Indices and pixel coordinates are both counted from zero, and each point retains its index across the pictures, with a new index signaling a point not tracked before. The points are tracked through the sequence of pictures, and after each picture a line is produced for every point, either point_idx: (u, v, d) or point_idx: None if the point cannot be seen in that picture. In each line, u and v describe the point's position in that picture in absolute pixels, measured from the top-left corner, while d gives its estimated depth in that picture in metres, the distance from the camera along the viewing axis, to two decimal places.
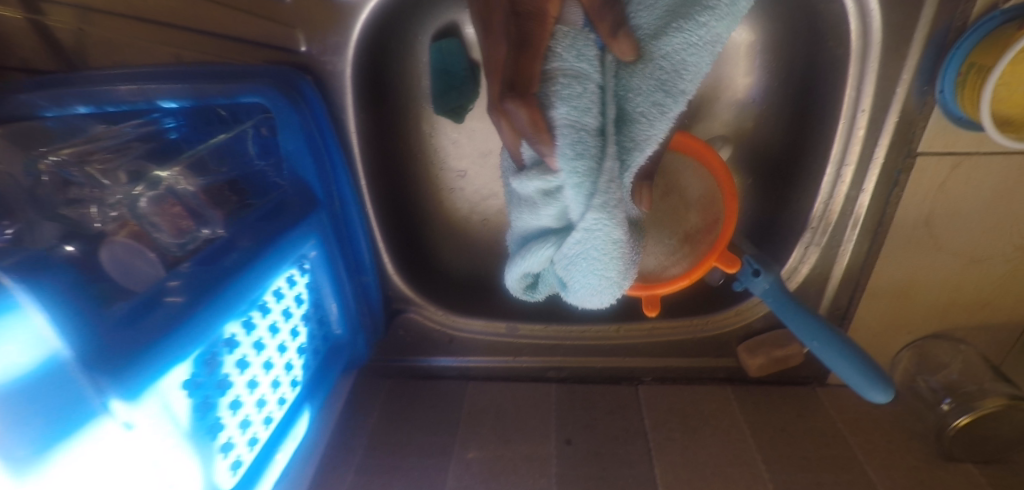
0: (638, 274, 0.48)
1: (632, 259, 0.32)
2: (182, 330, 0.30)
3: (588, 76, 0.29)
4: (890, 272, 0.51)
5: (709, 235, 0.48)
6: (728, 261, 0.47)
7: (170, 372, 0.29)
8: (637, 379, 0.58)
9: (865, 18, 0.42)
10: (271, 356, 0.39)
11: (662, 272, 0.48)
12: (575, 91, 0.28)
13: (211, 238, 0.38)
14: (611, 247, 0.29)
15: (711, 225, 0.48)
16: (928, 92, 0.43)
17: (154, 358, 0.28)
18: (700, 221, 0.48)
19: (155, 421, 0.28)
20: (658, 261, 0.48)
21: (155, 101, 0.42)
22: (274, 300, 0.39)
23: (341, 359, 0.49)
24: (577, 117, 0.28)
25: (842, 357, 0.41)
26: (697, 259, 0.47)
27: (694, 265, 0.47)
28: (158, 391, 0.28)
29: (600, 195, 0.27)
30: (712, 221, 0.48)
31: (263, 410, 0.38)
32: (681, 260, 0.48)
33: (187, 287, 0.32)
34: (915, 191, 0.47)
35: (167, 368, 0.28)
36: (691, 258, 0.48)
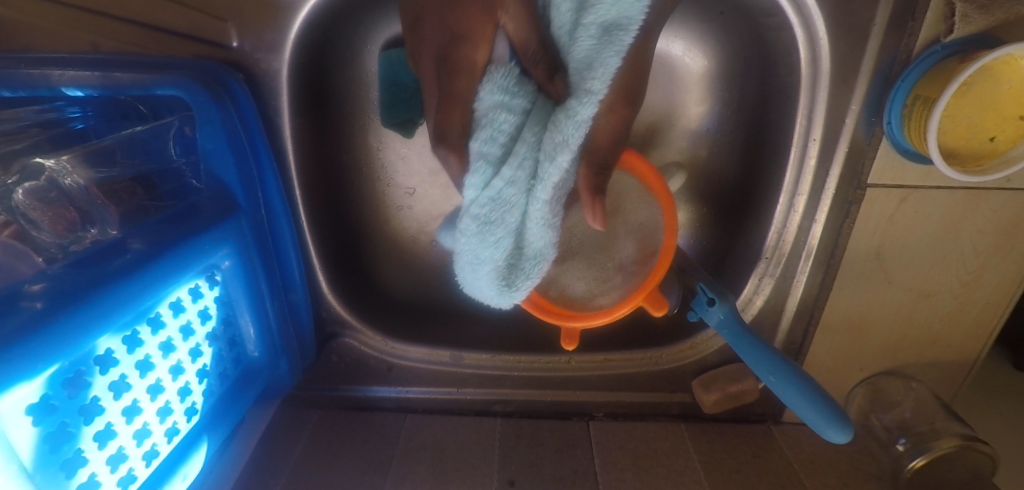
0: (565, 299, 0.45)
1: (507, 278, 0.34)
2: (34, 339, 0.24)
3: (509, 105, 0.29)
4: (843, 305, 0.50)
5: (644, 267, 0.44)
6: (658, 303, 0.45)
7: (7, 392, 0.22)
8: (588, 415, 0.54)
9: (814, 46, 0.42)
10: (162, 379, 0.32)
11: (589, 301, 0.45)
12: (487, 123, 0.29)
13: (99, 240, 0.34)
14: (478, 261, 0.32)
15: (646, 257, 0.44)
16: (876, 124, 0.44)
17: None
18: (635, 252, 0.44)
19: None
20: (587, 288, 0.45)
21: (56, 89, 0.36)
22: (170, 314, 0.33)
23: (254, 387, 0.43)
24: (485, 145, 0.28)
25: (801, 393, 0.38)
26: (630, 290, 0.44)
27: (627, 297, 0.44)
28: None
29: (471, 214, 0.29)
30: (648, 254, 0.44)
31: (145, 443, 0.31)
32: (613, 290, 0.45)
33: (52, 292, 0.27)
34: (866, 222, 0.47)
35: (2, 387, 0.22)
36: (623, 289, 0.45)
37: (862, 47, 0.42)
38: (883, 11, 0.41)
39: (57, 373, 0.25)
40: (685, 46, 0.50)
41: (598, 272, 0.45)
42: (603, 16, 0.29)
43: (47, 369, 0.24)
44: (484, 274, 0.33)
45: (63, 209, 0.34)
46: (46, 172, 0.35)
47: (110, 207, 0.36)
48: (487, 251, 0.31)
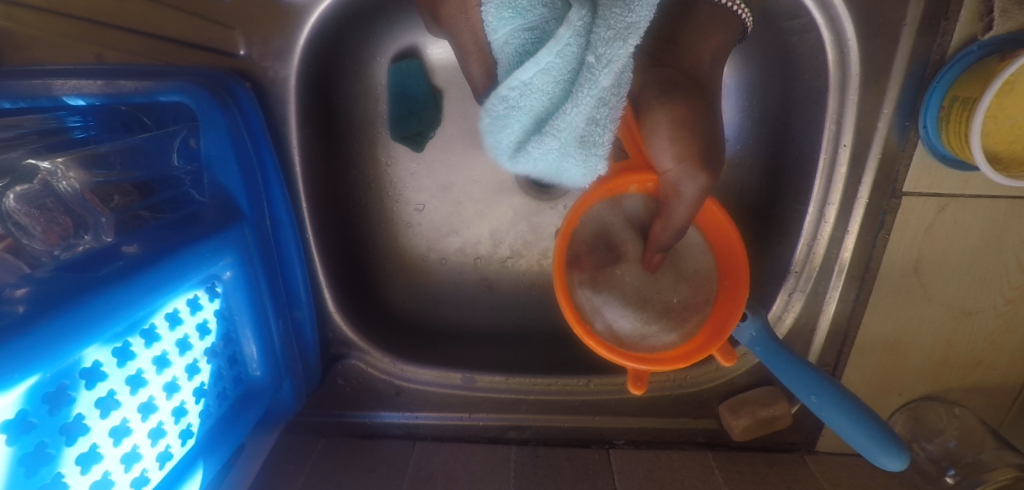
0: (614, 335, 0.43)
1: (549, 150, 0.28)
2: (12, 346, 0.22)
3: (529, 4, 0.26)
4: (880, 323, 0.47)
5: (698, 313, 0.43)
6: (727, 352, 0.41)
7: None
8: (608, 442, 0.51)
9: (842, 48, 0.41)
10: (154, 397, 0.29)
11: (640, 341, 0.43)
12: (507, 18, 0.27)
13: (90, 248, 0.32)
14: (512, 128, 0.27)
15: (699, 304, 0.43)
16: (909, 128, 0.42)
17: None
18: (687, 296, 0.44)
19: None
20: (637, 328, 0.43)
21: (58, 98, 0.35)
22: (165, 327, 0.30)
23: (257, 409, 0.39)
24: (515, 40, 0.27)
25: (847, 416, 0.35)
26: (687, 335, 0.43)
27: (682, 342, 0.43)
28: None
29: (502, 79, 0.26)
30: (700, 302, 0.43)
31: (134, 469, 0.28)
32: (667, 331, 0.43)
33: (37, 296, 0.25)
34: (902, 234, 0.44)
35: None
36: (679, 332, 0.43)
37: (894, 49, 0.41)
38: (913, 12, 0.40)
39: (36, 386, 0.23)
40: None
41: (640, 313, 0.44)
42: None
43: (23, 382, 0.22)
44: (503, 141, 0.28)
45: (54, 216, 0.33)
46: (39, 173, 0.34)
47: (105, 212, 0.35)
48: (512, 123, 0.27)
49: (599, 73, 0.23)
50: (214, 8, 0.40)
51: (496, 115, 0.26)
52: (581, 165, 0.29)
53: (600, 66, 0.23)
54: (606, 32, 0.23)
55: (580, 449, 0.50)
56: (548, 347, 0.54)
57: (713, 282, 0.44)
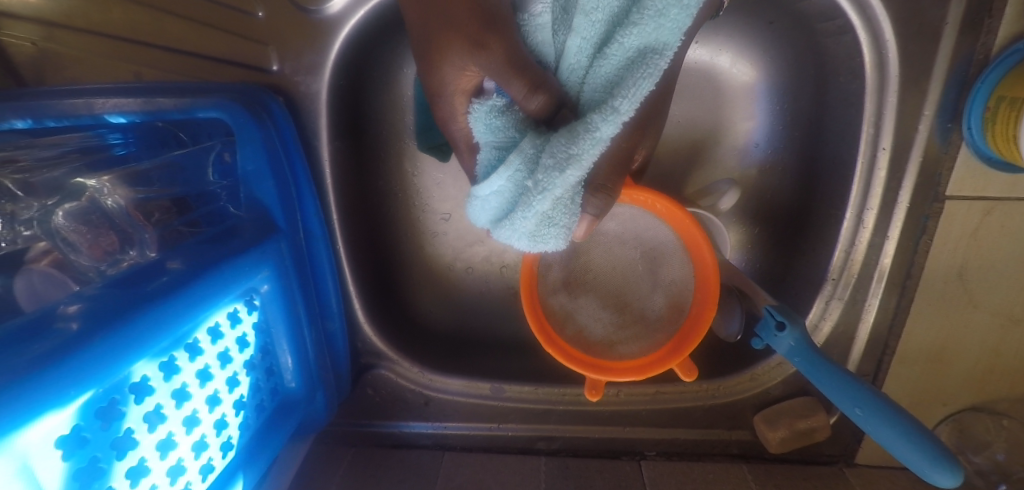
0: (580, 339, 0.43)
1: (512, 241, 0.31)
2: (68, 363, 0.22)
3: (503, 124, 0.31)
4: (922, 332, 0.45)
5: (671, 325, 0.42)
6: (687, 368, 0.41)
7: (36, 422, 0.20)
8: (639, 453, 0.50)
9: (881, 50, 0.40)
10: (198, 410, 0.29)
11: (609, 348, 0.43)
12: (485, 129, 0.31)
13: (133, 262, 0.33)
14: (489, 212, 0.31)
15: (674, 315, 0.42)
16: (951, 130, 0.41)
17: (14, 401, 0.20)
18: (662, 306, 0.43)
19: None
20: (607, 333, 0.43)
21: (100, 117, 0.37)
22: (208, 341, 0.30)
23: (291, 421, 0.39)
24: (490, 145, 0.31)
25: (896, 431, 0.33)
26: (654, 344, 0.42)
27: (649, 351, 0.42)
28: (17, 448, 0.20)
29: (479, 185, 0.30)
30: (676, 312, 0.42)
31: (180, 481, 0.28)
32: (636, 340, 0.43)
33: (90, 312, 0.25)
34: (945, 239, 0.43)
35: (32, 416, 0.20)
36: (648, 341, 0.43)
37: (935, 49, 0.40)
38: (955, 11, 0.39)
39: (90, 401, 0.23)
40: (732, 59, 0.48)
41: (617, 317, 0.43)
42: (633, 40, 0.26)
43: (79, 397, 0.22)
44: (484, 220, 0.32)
45: (102, 233, 0.34)
46: (86, 191, 0.35)
47: (148, 228, 0.35)
48: (487, 209, 0.31)
49: (540, 197, 0.27)
50: (248, 25, 0.41)
51: (478, 200, 0.31)
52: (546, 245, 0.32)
53: (540, 192, 0.26)
54: (548, 160, 0.26)
55: (611, 461, 0.49)
56: None
57: (690, 292, 0.42)
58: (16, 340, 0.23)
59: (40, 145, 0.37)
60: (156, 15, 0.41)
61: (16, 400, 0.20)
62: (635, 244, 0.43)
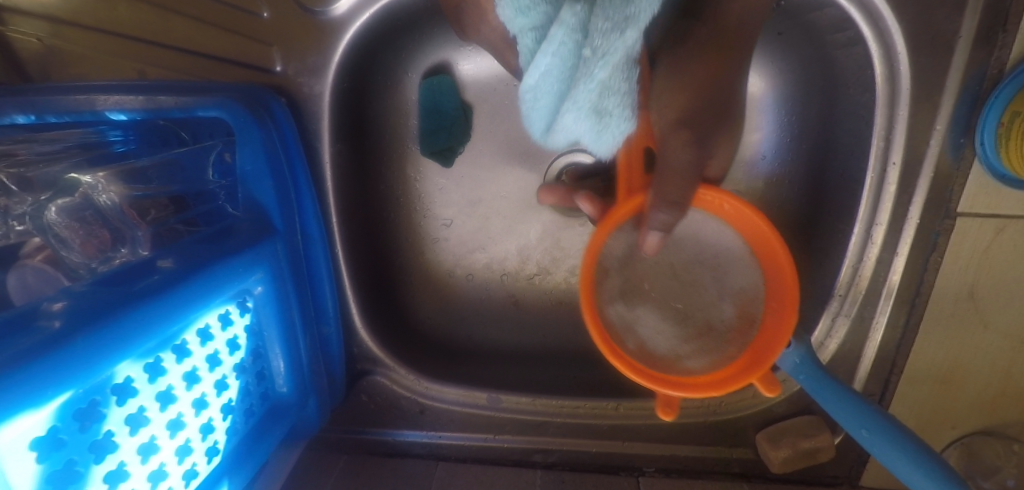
0: (645, 353, 0.40)
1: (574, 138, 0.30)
2: (46, 363, 0.21)
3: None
4: (932, 352, 0.44)
5: (741, 337, 0.39)
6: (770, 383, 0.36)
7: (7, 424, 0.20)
8: (637, 469, 0.48)
9: (892, 63, 0.39)
10: (183, 413, 0.29)
11: (675, 361, 0.39)
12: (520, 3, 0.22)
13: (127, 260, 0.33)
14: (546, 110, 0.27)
15: (743, 326, 0.39)
16: (963, 146, 0.40)
17: None
18: (732, 317, 0.40)
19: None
20: (670, 345, 0.40)
21: (100, 113, 0.36)
22: (197, 343, 0.30)
23: (282, 426, 0.39)
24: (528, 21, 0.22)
25: (905, 456, 0.32)
26: (724, 357, 0.39)
27: (718, 365, 0.39)
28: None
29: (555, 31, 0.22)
30: (747, 323, 0.39)
31: (161, 486, 0.28)
32: (699, 353, 0.40)
33: (75, 310, 0.24)
34: (956, 257, 0.42)
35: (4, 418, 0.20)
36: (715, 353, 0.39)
37: (948, 64, 0.39)
38: (967, 26, 0.38)
39: (68, 403, 0.22)
40: None
41: (678, 330, 0.41)
42: None
43: (55, 398, 0.22)
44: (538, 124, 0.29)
45: (96, 231, 0.33)
46: (81, 187, 0.34)
47: (143, 226, 0.35)
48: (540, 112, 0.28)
49: (576, 75, 0.23)
50: (252, 26, 0.41)
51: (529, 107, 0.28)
52: (606, 139, 0.30)
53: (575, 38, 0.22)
54: (603, 21, 0.21)
55: (608, 476, 0.48)
56: (576, 368, 0.53)
57: (762, 302, 0.39)
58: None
59: (39, 140, 0.37)
60: (161, 14, 0.41)
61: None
62: (699, 256, 0.42)
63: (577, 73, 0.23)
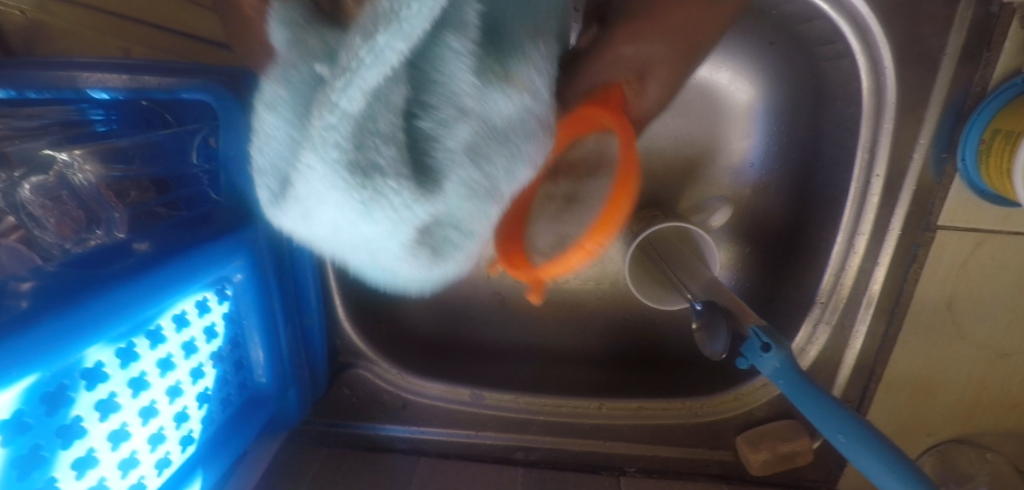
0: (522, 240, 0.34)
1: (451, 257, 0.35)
2: (13, 341, 0.20)
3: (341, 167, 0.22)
4: (908, 361, 0.45)
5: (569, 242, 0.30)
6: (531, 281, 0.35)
7: None
8: (619, 469, 0.48)
9: (879, 76, 0.40)
10: (156, 401, 0.28)
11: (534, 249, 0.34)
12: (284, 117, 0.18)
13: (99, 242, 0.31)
14: None
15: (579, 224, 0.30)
16: (945, 161, 0.41)
17: None
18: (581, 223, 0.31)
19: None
20: (552, 239, 0.33)
21: (82, 90, 0.35)
22: (172, 329, 0.29)
23: (260, 417, 0.38)
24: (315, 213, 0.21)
25: (882, 462, 0.32)
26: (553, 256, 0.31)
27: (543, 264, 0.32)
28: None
29: None
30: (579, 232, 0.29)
31: (132, 474, 0.27)
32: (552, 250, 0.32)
33: (44, 290, 0.23)
34: (935, 269, 0.43)
35: None
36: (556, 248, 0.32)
37: (933, 79, 0.39)
38: (954, 42, 0.39)
39: (34, 386, 0.21)
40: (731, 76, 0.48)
41: (563, 226, 0.33)
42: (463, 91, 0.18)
43: (21, 380, 0.20)
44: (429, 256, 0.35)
45: (68, 209, 0.33)
46: (55, 165, 0.34)
47: (119, 208, 0.34)
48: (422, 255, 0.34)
49: (349, 194, 0.17)
50: None
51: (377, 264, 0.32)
52: None
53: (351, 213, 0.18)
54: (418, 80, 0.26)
55: (590, 476, 0.47)
56: (560, 367, 0.53)
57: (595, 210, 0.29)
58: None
59: (16, 116, 0.36)
60: None
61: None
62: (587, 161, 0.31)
63: (383, 237, 0.19)
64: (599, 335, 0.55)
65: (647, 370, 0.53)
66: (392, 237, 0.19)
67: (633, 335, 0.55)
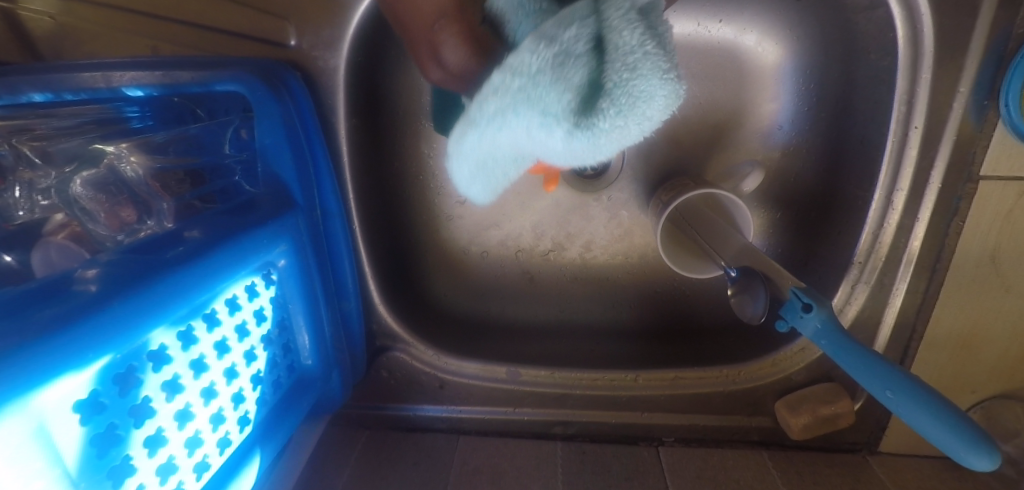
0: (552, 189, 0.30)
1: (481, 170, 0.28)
2: (82, 325, 0.21)
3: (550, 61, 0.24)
4: (951, 317, 0.44)
5: None
6: None
7: (52, 384, 0.19)
8: (657, 439, 0.49)
9: (915, 24, 0.38)
10: (216, 382, 0.29)
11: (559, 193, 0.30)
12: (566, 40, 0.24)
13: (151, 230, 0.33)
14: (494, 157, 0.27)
15: None
16: (987, 107, 0.40)
17: (29, 359, 0.19)
18: None
19: (14, 456, 0.18)
20: None
21: (117, 89, 0.36)
22: (226, 312, 0.30)
23: (308, 399, 0.39)
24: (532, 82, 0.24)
25: (929, 414, 0.31)
26: None
27: None
28: (34, 407, 0.19)
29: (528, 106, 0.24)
30: None
31: (197, 453, 0.28)
32: None
33: (107, 277, 0.24)
34: (977, 221, 0.42)
35: (50, 376, 0.19)
36: None
37: (973, 23, 0.38)
38: None
39: (108, 366, 0.22)
40: (757, 38, 0.47)
41: None
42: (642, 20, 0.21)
43: (95, 361, 0.21)
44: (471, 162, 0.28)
45: (119, 201, 0.34)
46: (105, 157, 0.35)
47: (166, 198, 0.35)
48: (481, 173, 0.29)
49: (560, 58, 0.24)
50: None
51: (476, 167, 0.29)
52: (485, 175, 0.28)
53: (562, 56, 0.22)
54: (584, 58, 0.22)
55: (628, 446, 0.48)
56: (593, 342, 0.54)
57: None
58: (31, 301, 0.22)
59: (59, 115, 0.37)
60: None
61: (33, 357, 0.19)
62: None
63: (565, 80, 0.21)
64: (630, 309, 0.55)
65: (681, 342, 0.53)
66: (568, 79, 0.21)
67: (664, 308, 0.55)
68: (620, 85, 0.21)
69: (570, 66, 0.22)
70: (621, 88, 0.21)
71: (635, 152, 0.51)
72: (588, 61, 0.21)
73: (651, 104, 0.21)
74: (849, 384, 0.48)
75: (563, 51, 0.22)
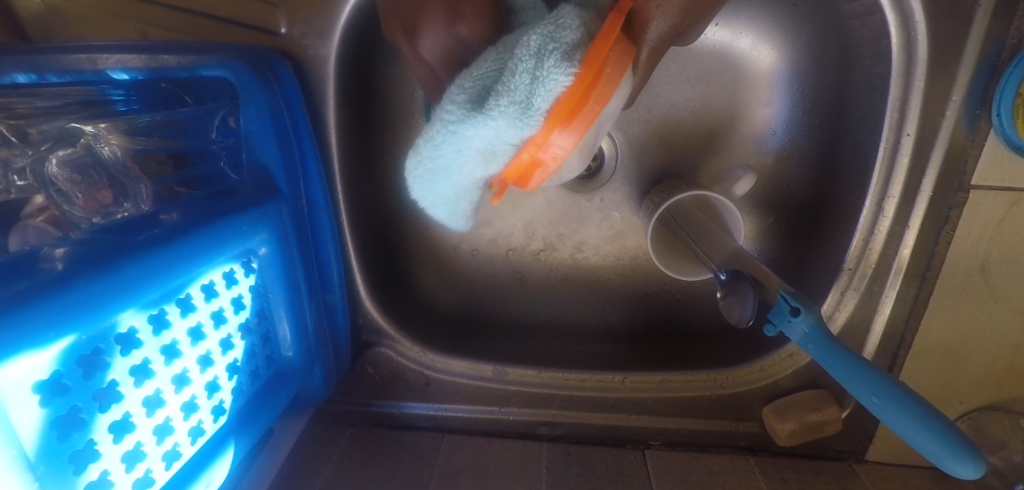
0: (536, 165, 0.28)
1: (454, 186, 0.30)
2: (46, 303, 0.20)
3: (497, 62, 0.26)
4: (940, 326, 0.44)
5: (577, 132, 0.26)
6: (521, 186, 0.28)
7: (7, 363, 0.19)
8: (643, 443, 0.49)
9: (909, 30, 0.38)
10: (188, 369, 0.28)
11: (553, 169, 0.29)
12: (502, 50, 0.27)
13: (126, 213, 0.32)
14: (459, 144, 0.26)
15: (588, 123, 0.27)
16: (980, 117, 0.39)
17: None
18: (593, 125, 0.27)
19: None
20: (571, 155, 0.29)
21: (102, 71, 0.36)
22: (201, 298, 0.29)
23: (288, 391, 0.38)
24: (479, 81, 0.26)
25: (916, 422, 0.31)
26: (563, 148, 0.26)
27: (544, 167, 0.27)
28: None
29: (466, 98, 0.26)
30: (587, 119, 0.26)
31: (166, 441, 0.27)
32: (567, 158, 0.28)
33: (76, 255, 0.23)
34: (968, 231, 0.42)
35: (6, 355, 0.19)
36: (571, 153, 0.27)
37: (967, 32, 0.38)
38: None
39: (72, 347, 0.22)
40: (752, 42, 0.47)
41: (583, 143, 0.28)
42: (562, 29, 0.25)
43: (58, 341, 0.21)
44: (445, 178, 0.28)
45: (96, 183, 0.33)
46: (83, 137, 0.34)
47: (145, 181, 0.35)
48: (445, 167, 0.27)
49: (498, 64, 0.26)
50: None
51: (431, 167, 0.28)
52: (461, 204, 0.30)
53: (472, 71, 0.26)
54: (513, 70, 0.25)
55: (613, 449, 0.48)
56: (581, 343, 0.53)
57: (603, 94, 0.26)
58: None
59: (43, 95, 0.36)
60: None
61: None
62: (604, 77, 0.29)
63: (471, 87, 0.26)
64: (619, 311, 0.54)
65: (669, 345, 0.53)
66: (478, 86, 0.26)
67: (654, 311, 0.54)
68: (510, 83, 0.24)
69: (472, 75, 0.26)
70: (511, 76, 0.24)
71: (628, 153, 0.51)
72: (489, 73, 0.26)
73: (542, 77, 0.23)
74: (837, 391, 0.47)
75: (478, 79, 0.26)
